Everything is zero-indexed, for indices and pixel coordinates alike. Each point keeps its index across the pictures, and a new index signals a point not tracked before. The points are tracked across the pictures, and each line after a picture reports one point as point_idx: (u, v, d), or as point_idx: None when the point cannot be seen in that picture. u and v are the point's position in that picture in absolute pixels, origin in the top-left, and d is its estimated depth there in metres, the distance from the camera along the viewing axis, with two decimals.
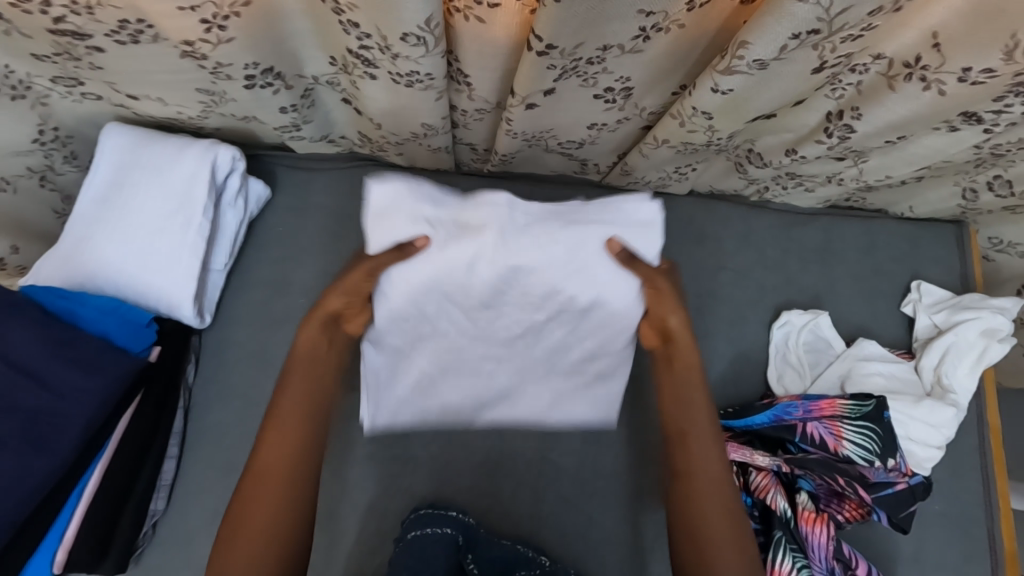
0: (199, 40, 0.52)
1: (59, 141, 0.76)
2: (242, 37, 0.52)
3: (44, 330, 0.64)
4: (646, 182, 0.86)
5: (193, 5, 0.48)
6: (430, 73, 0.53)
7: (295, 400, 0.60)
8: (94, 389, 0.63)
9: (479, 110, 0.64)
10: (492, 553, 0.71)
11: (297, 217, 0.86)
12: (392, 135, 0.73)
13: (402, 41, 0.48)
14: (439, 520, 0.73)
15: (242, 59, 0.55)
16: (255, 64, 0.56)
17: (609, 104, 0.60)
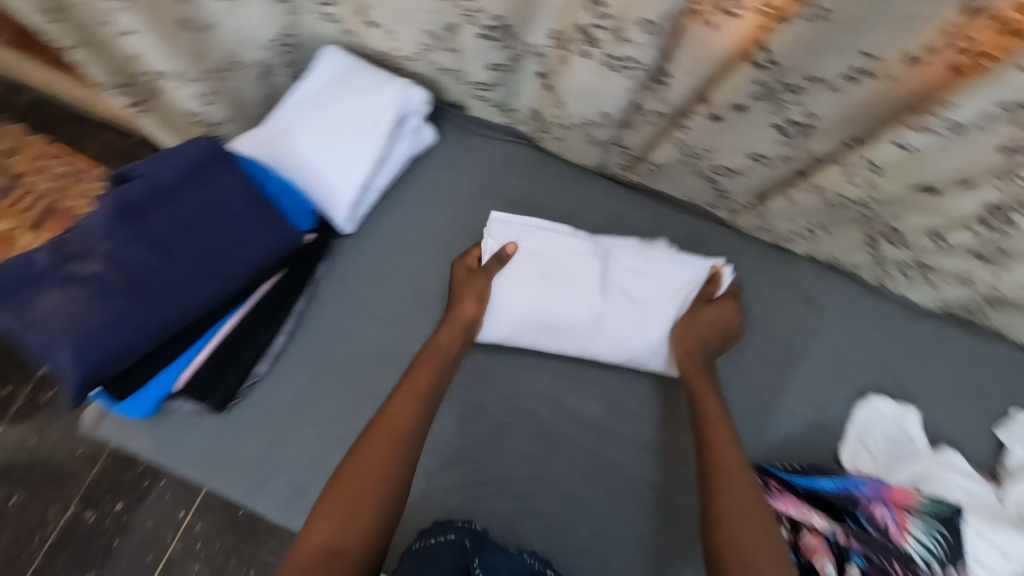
0: None
1: (289, 48, 0.89)
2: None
3: (247, 185, 0.76)
4: (774, 233, 0.89)
5: None
6: (643, 60, 0.61)
7: (431, 368, 0.75)
8: (268, 241, 0.76)
9: (657, 113, 0.71)
10: (498, 557, 0.65)
11: (450, 170, 0.95)
12: (564, 119, 0.80)
13: (637, 25, 0.57)
14: (444, 529, 0.69)
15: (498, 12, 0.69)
16: (502, 19, 0.70)
17: (783, 137, 0.64)
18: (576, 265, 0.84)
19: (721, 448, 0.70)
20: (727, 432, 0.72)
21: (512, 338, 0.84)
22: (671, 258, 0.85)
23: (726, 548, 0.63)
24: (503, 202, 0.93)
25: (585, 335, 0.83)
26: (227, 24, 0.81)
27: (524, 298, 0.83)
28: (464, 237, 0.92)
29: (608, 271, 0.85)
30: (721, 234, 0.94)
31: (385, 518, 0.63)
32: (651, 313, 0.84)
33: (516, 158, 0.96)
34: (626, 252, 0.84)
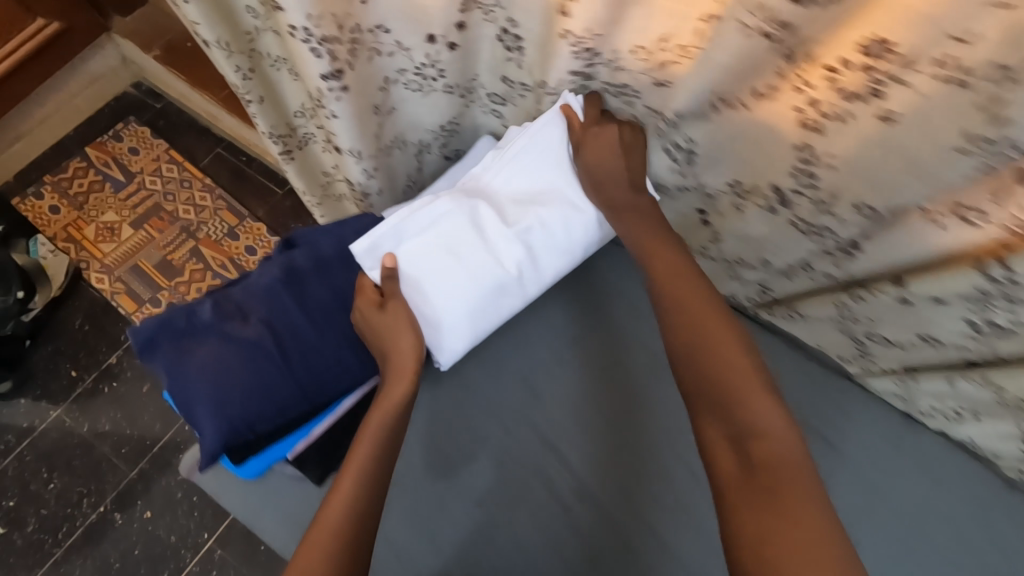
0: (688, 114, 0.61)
1: (448, 132, 0.92)
2: (718, 126, 0.60)
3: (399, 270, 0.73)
4: (912, 402, 0.84)
5: (724, 96, 0.57)
6: (844, 237, 0.60)
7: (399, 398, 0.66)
8: None
9: (824, 276, 0.69)
10: None
11: None
12: (717, 252, 0.80)
13: (853, 207, 0.56)
14: None
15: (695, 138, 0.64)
16: (691, 149, 0.66)
17: (971, 333, 0.62)
18: (519, 216, 0.71)
19: (706, 355, 0.62)
20: (643, 218, 0.71)
21: (464, 341, 0.73)
22: (529, 133, 0.71)
23: (724, 455, 0.56)
24: None
25: (517, 291, 0.73)
26: (406, 106, 0.83)
27: (451, 291, 0.70)
28: None
29: (557, 193, 0.72)
30: (849, 392, 0.89)
31: (356, 551, 0.57)
32: (560, 212, 0.72)
33: None
34: (496, 177, 0.73)
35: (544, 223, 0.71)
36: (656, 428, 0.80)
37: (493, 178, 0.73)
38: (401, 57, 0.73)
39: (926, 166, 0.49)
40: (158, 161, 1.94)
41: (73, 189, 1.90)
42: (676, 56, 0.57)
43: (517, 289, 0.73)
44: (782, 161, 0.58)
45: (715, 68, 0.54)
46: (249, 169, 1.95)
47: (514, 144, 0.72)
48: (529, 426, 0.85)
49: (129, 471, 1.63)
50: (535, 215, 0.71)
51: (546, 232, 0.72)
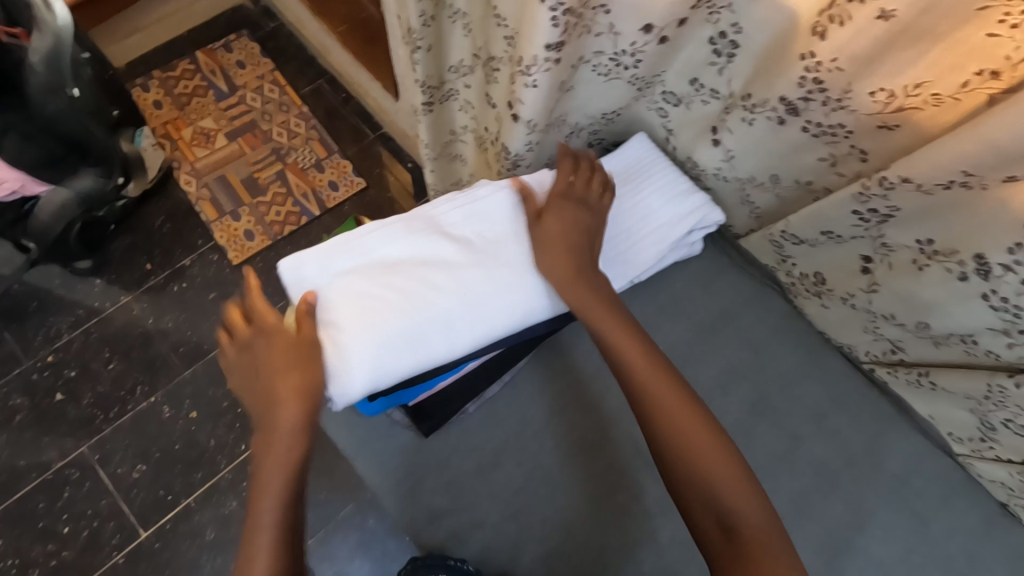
0: (918, 183, 0.58)
1: (605, 118, 0.90)
2: (941, 194, 0.58)
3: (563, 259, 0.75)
4: (1017, 497, 0.81)
5: (969, 172, 0.54)
6: None
7: (293, 424, 0.67)
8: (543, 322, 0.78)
9: (989, 354, 0.68)
10: None
11: (699, 289, 0.94)
12: (862, 301, 0.79)
13: None
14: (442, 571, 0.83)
15: (902, 201, 0.62)
16: (893, 208, 0.63)
17: None
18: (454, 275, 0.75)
19: (670, 429, 0.69)
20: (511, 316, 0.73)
21: (358, 382, 0.68)
22: (507, 192, 0.80)
23: (719, 540, 0.64)
24: (734, 340, 0.92)
25: (450, 338, 0.72)
26: (584, 89, 0.83)
27: (356, 329, 0.69)
28: (691, 361, 0.91)
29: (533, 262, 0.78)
30: (949, 470, 0.86)
31: (288, 517, 0.66)
32: (468, 293, 0.74)
33: (764, 304, 0.94)
34: (456, 216, 0.79)
35: (467, 281, 0.75)
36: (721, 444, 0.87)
37: (444, 215, 0.79)
38: (611, 38, 0.72)
39: None
40: (261, 80, 1.94)
41: (178, 89, 1.91)
42: (923, 103, 0.55)
43: (448, 320, 0.72)
44: (1002, 236, 0.57)
45: (990, 147, 0.50)
46: (346, 107, 1.93)
47: (451, 218, 0.79)
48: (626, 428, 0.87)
49: (190, 367, 1.57)
50: (481, 265, 0.76)
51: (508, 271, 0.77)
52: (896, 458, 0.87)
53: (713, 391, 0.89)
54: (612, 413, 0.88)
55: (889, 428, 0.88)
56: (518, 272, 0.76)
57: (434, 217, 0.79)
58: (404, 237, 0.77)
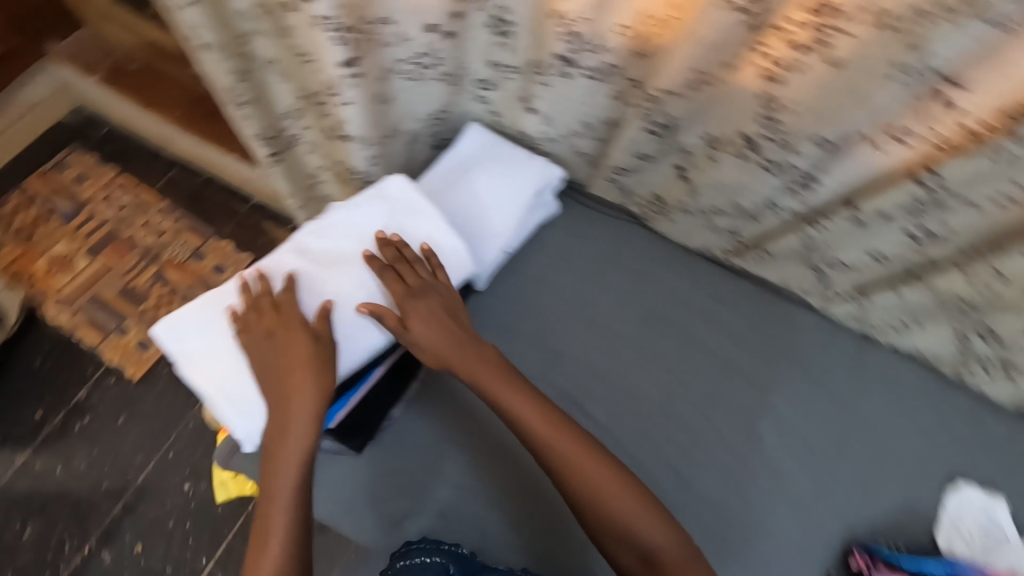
0: (673, 87, 0.73)
1: (435, 118, 0.97)
2: (693, 92, 0.73)
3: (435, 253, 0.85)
4: (865, 322, 0.97)
5: (700, 66, 0.70)
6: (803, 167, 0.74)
7: (304, 405, 0.74)
8: None
9: (788, 213, 0.83)
10: None
11: (571, 240, 1.04)
12: (689, 206, 0.91)
13: (809, 140, 0.71)
14: (427, 551, 0.77)
15: (672, 107, 0.76)
16: (667, 114, 0.77)
17: (913, 244, 0.77)
18: (366, 279, 0.83)
19: (590, 493, 0.73)
20: (461, 358, 0.79)
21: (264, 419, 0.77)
22: (365, 205, 0.86)
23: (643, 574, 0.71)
24: (614, 276, 1.02)
25: (335, 354, 0.79)
26: (403, 97, 0.90)
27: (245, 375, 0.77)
28: (583, 307, 1.00)
29: (415, 249, 0.85)
30: (816, 323, 1.01)
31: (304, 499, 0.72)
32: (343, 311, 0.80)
33: (629, 238, 1.05)
34: (321, 244, 0.85)
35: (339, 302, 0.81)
36: (633, 369, 0.97)
37: (310, 245, 0.85)
38: (407, 45, 0.81)
39: (873, 92, 0.64)
40: (108, 187, 1.85)
41: (17, 223, 1.78)
42: (652, 27, 0.69)
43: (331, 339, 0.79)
44: (748, 111, 0.73)
45: (700, 44, 0.67)
46: (208, 188, 1.87)
47: (315, 245, 0.85)
48: (548, 381, 0.96)
49: (118, 503, 1.45)
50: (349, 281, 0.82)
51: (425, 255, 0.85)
52: (774, 327, 1.00)
53: (609, 323, 0.99)
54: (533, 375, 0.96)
55: (759, 305, 1.02)
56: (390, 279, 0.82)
57: (299, 251, 0.84)
58: (291, 266, 0.83)
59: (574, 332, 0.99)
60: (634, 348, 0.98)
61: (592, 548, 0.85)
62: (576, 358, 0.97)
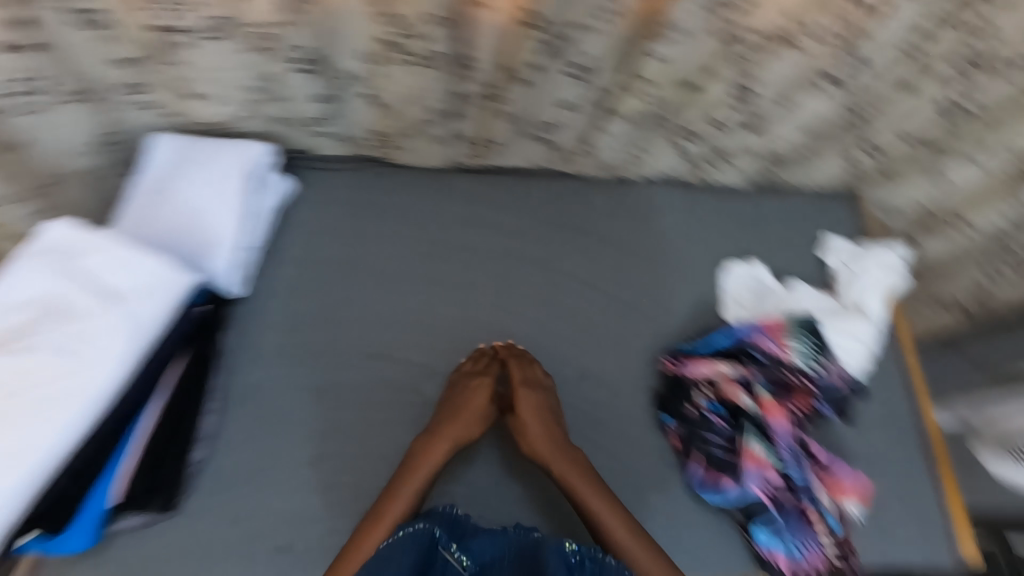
0: (275, 24, 0.75)
1: (108, 142, 0.88)
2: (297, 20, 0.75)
3: (137, 275, 0.77)
4: (606, 167, 1.06)
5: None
6: (443, 50, 0.78)
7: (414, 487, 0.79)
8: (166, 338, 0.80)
9: (477, 96, 0.86)
10: (483, 542, 0.75)
11: (323, 208, 1.00)
12: (400, 129, 0.93)
13: (426, 22, 0.75)
14: (408, 520, 0.76)
15: (297, 41, 0.78)
16: (299, 48, 0.79)
17: (577, 80, 0.84)
18: (46, 340, 0.71)
19: (593, 514, 0.78)
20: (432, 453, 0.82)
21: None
22: (25, 265, 0.74)
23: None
24: (378, 223, 1.01)
25: (53, 427, 0.68)
26: (45, 134, 0.82)
27: None
28: (360, 265, 0.98)
29: (111, 282, 0.76)
30: (573, 186, 1.08)
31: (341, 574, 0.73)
32: (42, 380, 0.69)
33: (380, 182, 1.04)
34: None
35: (34, 373, 0.69)
36: (431, 302, 0.98)
37: None
38: None
39: None
40: None
41: None
42: None
43: (38, 414, 0.67)
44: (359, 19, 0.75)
45: None
46: None
47: None
48: (352, 350, 0.92)
49: None
50: (37, 347, 0.70)
51: (115, 286, 0.76)
52: (540, 205, 1.06)
53: (392, 270, 0.99)
54: (336, 350, 0.92)
55: (520, 192, 1.06)
56: (90, 324, 0.73)
57: None
58: None
59: (361, 291, 0.96)
60: (425, 282, 0.99)
61: (454, 473, 0.87)
62: (372, 314, 0.95)
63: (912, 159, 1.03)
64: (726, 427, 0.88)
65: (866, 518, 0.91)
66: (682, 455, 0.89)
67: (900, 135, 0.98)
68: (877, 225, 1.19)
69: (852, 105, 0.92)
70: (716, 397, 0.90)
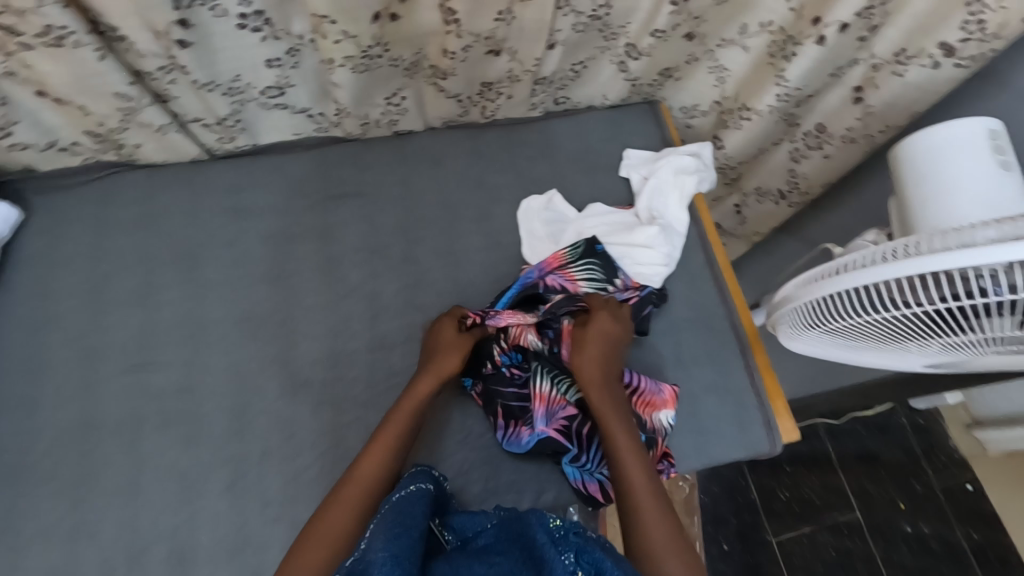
0: None
1: None
2: None
3: None
4: (371, 121, 0.98)
5: None
6: (67, 23, 0.68)
7: (401, 421, 0.75)
8: None
9: (163, 69, 0.78)
10: (463, 518, 0.69)
11: (57, 231, 0.91)
12: (107, 120, 0.83)
13: None
14: (415, 478, 0.70)
15: None
16: None
17: (260, 33, 0.77)
18: None
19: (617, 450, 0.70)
20: (383, 440, 0.73)
21: None
22: None
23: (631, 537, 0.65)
24: (126, 232, 0.91)
25: None
26: None
27: None
28: (110, 282, 0.89)
29: None
30: (346, 148, 0.99)
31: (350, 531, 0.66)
32: None
33: (124, 186, 0.94)
34: None
35: None
36: (196, 304, 0.88)
37: None
38: None
39: None
40: None
41: None
42: None
43: None
44: None
45: None
46: None
47: None
48: (109, 376, 0.84)
49: None
50: None
51: None
52: (309, 175, 0.97)
53: (147, 280, 0.89)
54: (91, 378, 0.83)
55: (285, 166, 0.97)
56: None
57: None
58: None
59: (112, 311, 0.87)
60: (187, 284, 0.89)
61: (241, 478, 0.79)
62: (129, 332, 0.86)
63: (688, 54, 1.03)
64: (523, 375, 0.84)
65: (684, 423, 0.91)
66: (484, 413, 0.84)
67: (654, 36, 0.95)
68: (683, 129, 1.19)
69: (591, 9, 0.89)
70: (510, 347, 0.84)
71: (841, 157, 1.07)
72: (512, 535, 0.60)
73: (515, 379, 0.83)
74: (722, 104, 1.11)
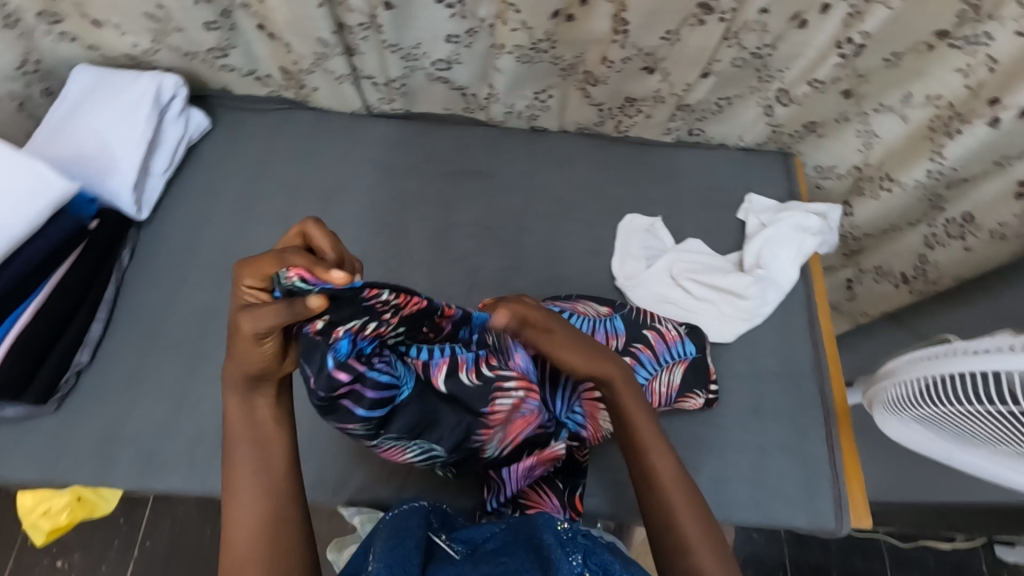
0: None
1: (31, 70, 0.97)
2: None
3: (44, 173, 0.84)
4: (516, 112, 1.05)
5: None
6: None
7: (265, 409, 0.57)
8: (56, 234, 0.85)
9: (362, 25, 0.90)
10: (469, 529, 0.60)
11: (229, 146, 1.05)
12: (301, 60, 0.96)
13: None
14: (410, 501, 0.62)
15: None
16: None
17: (451, 9, 0.88)
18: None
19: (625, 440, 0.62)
20: (249, 437, 0.56)
21: None
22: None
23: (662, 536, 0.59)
24: (283, 161, 1.04)
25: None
26: None
27: None
28: (260, 198, 1.01)
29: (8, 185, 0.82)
30: (484, 132, 1.07)
31: (275, 534, 0.54)
32: None
33: (292, 122, 1.07)
34: None
35: None
36: None
37: None
38: None
39: None
40: None
41: None
42: None
43: None
44: None
45: None
46: None
47: None
48: None
49: None
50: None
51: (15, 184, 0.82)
52: (445, 149, 1.05)
53: (289, 205, 1.01)
54: (223, 274, 0.95)
55: (427, 136, 1.06)
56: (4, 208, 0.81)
57: None
58: None
59: (255, 223, 0.99)
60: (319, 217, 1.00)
61: None
62: (263, 244, 0.97)
63: (839, 113, 0.99)
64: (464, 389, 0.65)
65: (745, 477, 0.88)
66: (342, 382, 0.55)
67: (811, 85, 0.95)
68: (812, 188, 1.14)
69: (755, 47, 0.91)
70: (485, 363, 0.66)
71: (985, 252, 1.00)
72: (520, 536, 0.55)
73: (500, 381, 0.64)
74: (861, 170, 1.05)
